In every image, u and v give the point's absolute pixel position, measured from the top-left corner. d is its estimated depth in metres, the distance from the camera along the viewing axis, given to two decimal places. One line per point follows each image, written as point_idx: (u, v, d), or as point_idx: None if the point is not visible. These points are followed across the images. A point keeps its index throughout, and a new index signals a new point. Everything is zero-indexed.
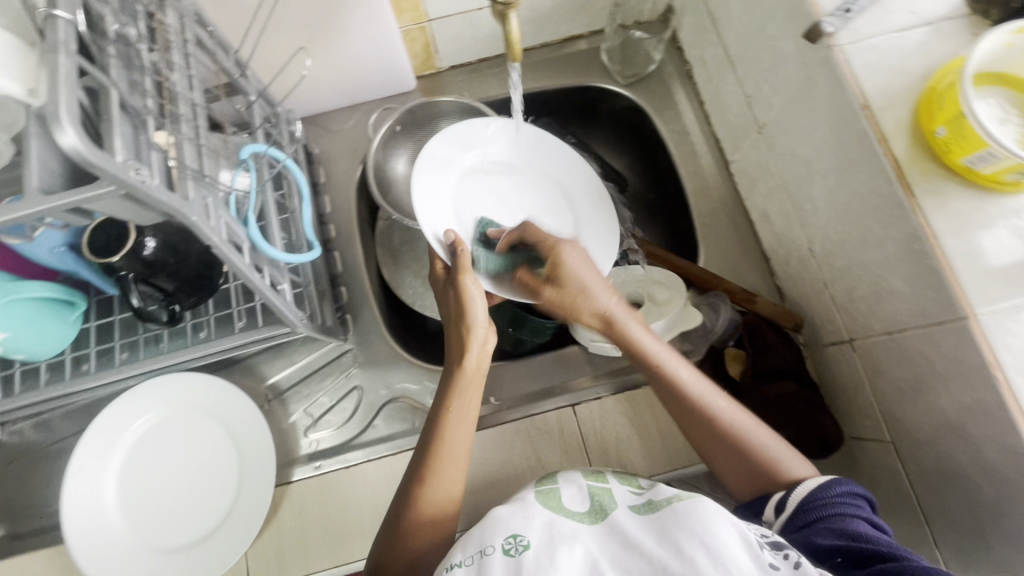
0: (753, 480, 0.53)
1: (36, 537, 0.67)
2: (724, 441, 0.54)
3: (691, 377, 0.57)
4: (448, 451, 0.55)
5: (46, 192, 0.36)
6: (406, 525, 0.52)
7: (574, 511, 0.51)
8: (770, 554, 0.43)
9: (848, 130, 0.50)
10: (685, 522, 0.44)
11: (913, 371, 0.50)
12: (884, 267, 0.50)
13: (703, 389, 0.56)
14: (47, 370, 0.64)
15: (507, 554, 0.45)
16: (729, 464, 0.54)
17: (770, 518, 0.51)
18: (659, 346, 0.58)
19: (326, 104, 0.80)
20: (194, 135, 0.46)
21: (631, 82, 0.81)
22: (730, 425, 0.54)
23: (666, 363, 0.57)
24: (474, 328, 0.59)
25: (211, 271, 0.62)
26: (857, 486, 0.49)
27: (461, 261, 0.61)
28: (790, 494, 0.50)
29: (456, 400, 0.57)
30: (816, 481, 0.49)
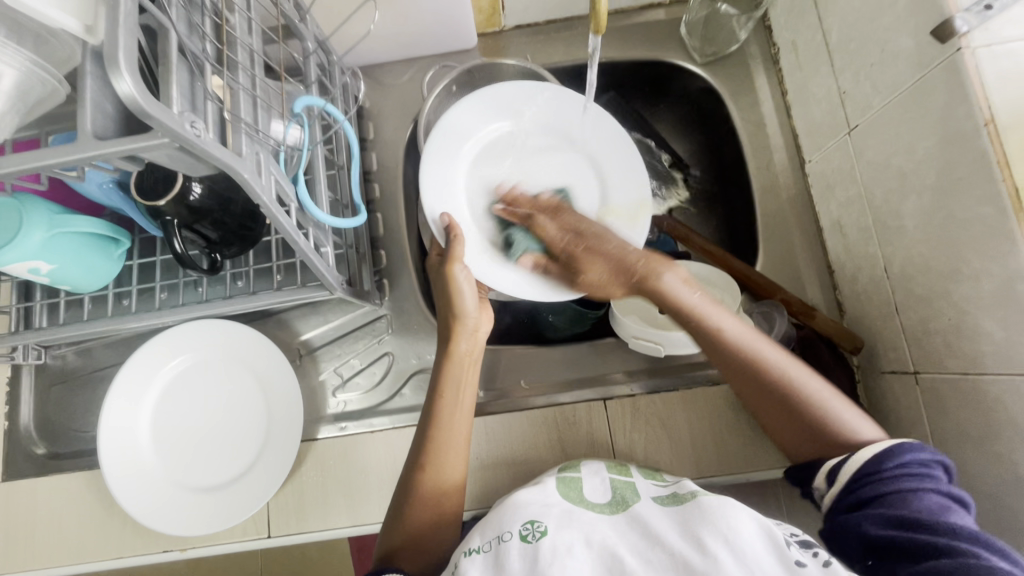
0: (809, 441, 0.51)
1: (72, 459, 0.70)
2: (777, 399, 0.52)
3: (735, 327, 0.54)
4: (446, 435, 0.55)
5: (99, 137, 0.34)
6: (411, 505, 0.53)
7: (593, 502, 0.49)
8: (798, 551, 0.39)
9: (964, 147, 0.45)
10: (709, 517, 0.41)
11: (987, 418, 0.46)
12: (976, 304, 0.46)
13: (755, 343, 0.53)
14: (90, 302, 0.67)
15: (523, 540, 0.43)
16: (784, 424, 0.52)
17: (821, 485, 0.49)
18: (705, 298, 0.54)
19: (383, 55, 0.77)
20: (250, 85, 0.44)
21: (709, 61, 0.74)
22: (784, 381, 0.52)
23: (707, 316, 0.53)
24: (462, 320, 0.59)
25: (254, 222, 0.60)
26: (925, 455, 0.45)
27: (453, 251, 0.58)
28: (843, 465, 0.47)
29: (449, 389, 0.57)
30: (878, 448, 0.46)
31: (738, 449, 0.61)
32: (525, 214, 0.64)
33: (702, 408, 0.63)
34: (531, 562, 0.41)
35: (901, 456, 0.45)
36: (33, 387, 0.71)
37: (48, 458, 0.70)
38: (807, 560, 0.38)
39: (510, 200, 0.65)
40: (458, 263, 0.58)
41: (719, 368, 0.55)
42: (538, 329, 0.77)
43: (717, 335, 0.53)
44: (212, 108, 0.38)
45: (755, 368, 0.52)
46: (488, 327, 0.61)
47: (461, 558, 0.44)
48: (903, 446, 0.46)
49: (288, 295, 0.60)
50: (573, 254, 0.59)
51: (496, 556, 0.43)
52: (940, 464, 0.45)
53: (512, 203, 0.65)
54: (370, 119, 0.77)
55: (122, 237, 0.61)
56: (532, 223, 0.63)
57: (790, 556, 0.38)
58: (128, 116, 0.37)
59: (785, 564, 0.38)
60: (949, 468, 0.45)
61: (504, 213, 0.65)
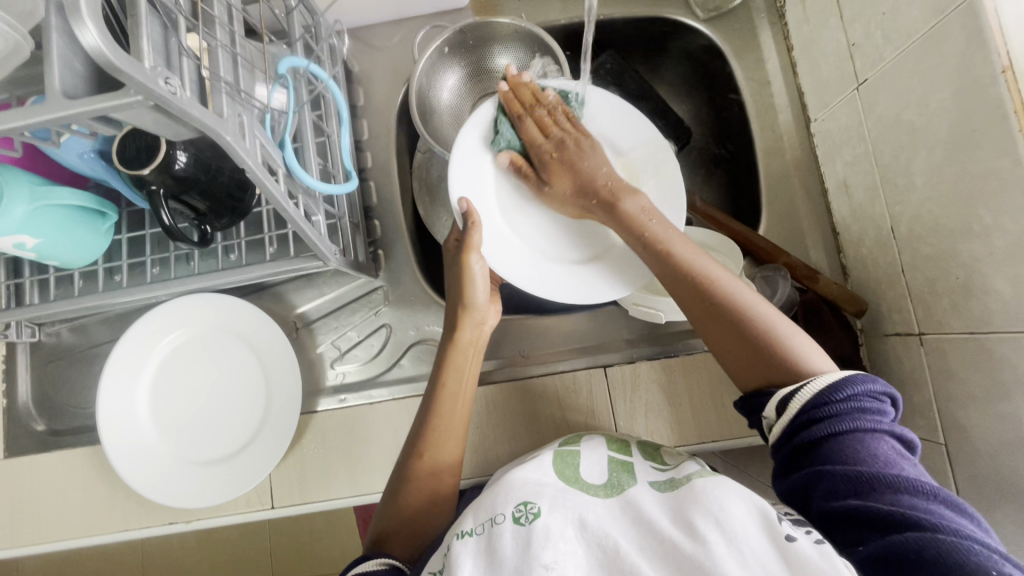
0: (759, 366, 0.48)
1: (71, 436, 0.70)
2: (726, 323, 0.50)
3: (687, 251, 0.53)
4: (447, 421, 0.55)
5: (69, 97, 0.33)
6: (408, 487, 0.53)
7: (589, 484, 0.47)
8: (790, 526, 0.38)
9: (979, 97, 0.43)
10: (702, 500, 0.41)
11: (992, 377, 0.46)
12: (986, 262, 0.45)
13: (706, 264, 0.52)
14: (81, 278, 0.65)
15: (516, 522, 0.41)
16: (731, 349, 0.50)
17: (770, 415, 0.46)
18: (661, 225, 0.54)
19: (372, 16, 0.74)
20: (230, 43, 0.42)
21: (711, 17, 0.71)
22: (735, 307, 0.50)
23: (663, 237, 0.53)
24: (470, 309, 0.58)
25: (243, 193, 0.58)
26: (874, 389, 0.44)
27: (470, 240, 0.56)
28: (795, 395, 0.45)
29: (452, 377, 0.56)
30: (829, 378, 0.44)
31: (740, 415, 0.61)
32: (523, 105, 0.60)
33: (703, 374, 0.62)
34: (524, 544, 0.40)
35: (850, 390, 0.43)
36: (28, 365, 0.71)
37: (47, 435, 0.70)
38: (798, 535, 0.37)
39: (513, 87, 0.61)
40: (474, 253, 0.57)
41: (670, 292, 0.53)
42: (536, 298, 0.75)
43: (671, 258, 0.52)
44: (188, 65, 0.36)
45: (703, 291, 0.51)
46: (493, 321, 0.61)
47: (453, 542, 0.43)
48: (855, 378, 0.44)
49: (280, 268, 0.58)
50: (549, 157, 0.59)
51: (487, 540, 0.41)
52: (889, 398, 0.45)
53: (515, 91, 0.60)
54: (360, 84, 0.74)
55: (109, 210, 0.59)
56: (521, 121, 0.60)
57: (781, 532, 0.37)
58: (101, 75, 0.35)
59: (775, 540, 0.37)
60: (896, 403, 0.45)
61: (505, 96, 0.60)
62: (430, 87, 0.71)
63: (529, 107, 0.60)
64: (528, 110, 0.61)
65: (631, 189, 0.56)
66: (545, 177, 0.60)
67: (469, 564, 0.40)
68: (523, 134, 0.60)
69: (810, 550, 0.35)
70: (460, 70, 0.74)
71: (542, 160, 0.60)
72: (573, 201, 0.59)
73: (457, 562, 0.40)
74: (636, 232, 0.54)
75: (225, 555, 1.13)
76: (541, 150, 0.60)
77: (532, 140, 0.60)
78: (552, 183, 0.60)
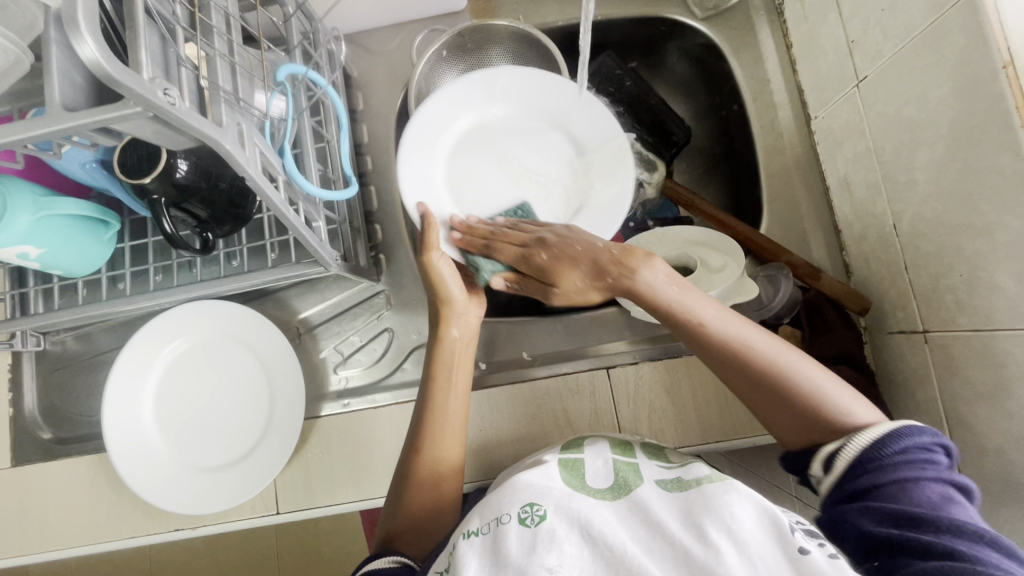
0: (801, 429, 0.47)
1: (78, 444, 0.70)
2: (763, 387, 0.48)
3: (715, 316, 0.51)
4: (440, 417, 0.55)
5: (69, 109, 0.33)
6: (410, 487, 0.53)
7: (595, 488, 0.47)
8: (803, 539, 0.38)
9: (980, 93, 0.43)
10: (713, 506, 0.40)
11: (997, 374, 0.46)
12: (990, 258, 0.44)
13: (734, 327, 0.50)
14: (85, 287, 0.66)
15: (522, 523, 0.41)
16: (771, 413, 0.48)
17: (817, 472, 0.45)
18: (680, 291, 0.52)
19: (369, 21, 0.74)
20: (228, 51, 0.42)
21: (709, 16, 0.71)
22: (768, 368, 0.48)
23: (686, 304, 0.52)
24: (449, 305, 0.58)
25: (245, 201, 0.59)
26: (926, 437, 0.42)
27: (428, 240, 0.57)
28: (840, 452, 0.43)
29: (441, 372, 0.57)
30: (878, 431, 0.43)
31: (744, 414, 0.61)
32: (484, 237, 0.59)
33: (707, 374, 0.62)
34: (529, 545, 0.40)
35: (899, 440, 0.42)
36: (34, 374, 0.72)
37: (54, 443, 0.70)
38: (811, 548, 0.37)
39: (466, 225, 0.60)
40: (435, 250, 0.57)
41: (700, 357, 0.52)
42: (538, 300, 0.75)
43: (699, 328, 0.51)
44: (187, 75, 0.37)
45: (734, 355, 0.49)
46: (478, 311, 0.60)
47: (459, 541, 0.43)
48: (903, 429, 0.43)
49: (282, 273, 0.58)
50: (545, 263, 0.56)
51: (493, 538, 0.41)
52: (942, 447, 0.43)
53: (469, 227, 0.60)
54: (359, 89, 0.74)
55: (112, 219, 0.59)
56: (494, 243, 0.59)
57: (794, 544, 0.37)
58: (99, 86, 0.35)
59: (788, 553, 0.37)
60: (951, 451, 0.43)
61: (461, 242, 0.60)
62: (429, 90, 0.72)
63: (492, 237, 0.59)
64: (490, 238, 0.59)
65: (647, 258, 0.53)
66: (550, 281, 0.57)
67: (474, 563, 0.40)
68: (503, 259, 0.58)
69: (824, 563, 0.35)
70: (459, 73, 0.74)
71: (539, 271, 0.57)
72: (590, 286, 0.55)
73: (463, 560, 0.40)
74: (658, 303, 0.52)
75: (232, 560, 1.13)
76: (527, 261, 0.57)
77: (518, 258, 0.57)
78: (564, 287, 0.56)
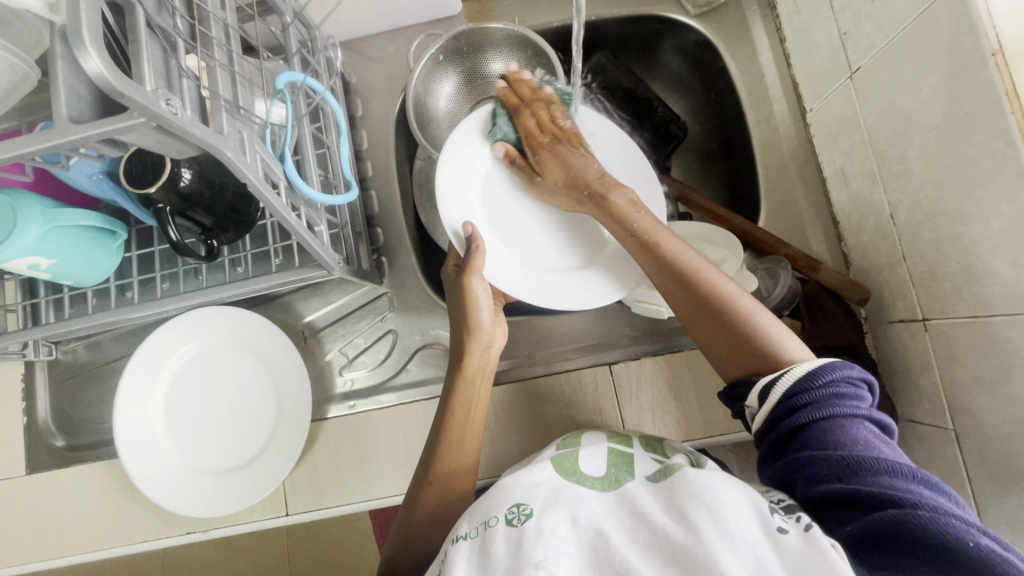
0: (740, 357, 0.48)
1: (91, 451, 0.72)
2: (711, 318, 0.50)
3: (676, 244, 0.53)
4: (458, 439, 0.56)
5: (76, 122, 0.34)
6: (421, 494, 0.54)
7: (587, 476, 0.48)
8: (780, 518, 0.39)
9: (970, 81, 0.43)
10: (693, 488, 0.41)
11: (997, 361, 0.46)
12: (985, 245, 0.45)
13: (689, 254, 0.52)
14: (94, 296, 0.67)
15: (508, 523, 0.41)
16: (717, 343, 0.50)
17: (753, 404, 0.46)
18: (649, 219, 0.55)
19: (367, 28, 0.75)
20: (227, 62, 0.43)
21: (702, 13, 0.72)
22: (723, 298, 0.50)
23: (654, 233, 0.54)
24: (476, 334, 0.57)
25: (247, 207, 0.60)
26: (854, 371, 0.44)
27: (474, 262, 0.57)
28: (775, 384, 0.45)
29: (462, 405, 0.57)
30: (810, 366, 0.44)
31: None
32: (520, 100, 0.64)
33: (707, 368, 0.62)
34: (515, 545, 0.39)
35: (828, 376, 0.43)
36: (46, 383, 0.73)
37: (67, 450, 0.71)
38: (789, 526, 0.38)
39: (512, 86, 0.65)
40: (478, 276, 0.57)
41: (656, 283, 0.54)
42: None
43: (657, 255, 0.53)
44: (189, 85, 0.37)
45: (692, 281, 0.51)
46: (501, 341, 0.60)
47: (449, 547, 0.43)
48: (834, 364, 0.44)
49: (286, 277, 0.59)
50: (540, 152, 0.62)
51: (481, 542, 0.41)
52: (867, 381, 0.44)
53: (513, 87, 0.65)
54: (358, 94, 0.75)
55: (119, 229, 0.61)
56: (518, 113, 0.64)
57: (772, 524, 0.38)
58: (103, 98, 0.36)
59: (767, 531, 0.37)
60: (873, 385, 0.45)
61: (503, 92, 0.65)
62: (426, 94, 0.72)
63: (527, 104, 0.64)
64: (522, 104, 0.64)
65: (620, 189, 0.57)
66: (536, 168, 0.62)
67: (463, 567, 0.40)
68: (518, 126, 0.63)
69: (800, 542, 0.36)
70: (456, 76, 0.74)
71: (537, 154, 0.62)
72: (566, 192, 0.60)
73: (452, 564, 0.40)
74: (627, 227, 0.55)
75: (242, 565, 1.14)
76: (534, 138, 0.62)
77: (528, 134, 0.63)
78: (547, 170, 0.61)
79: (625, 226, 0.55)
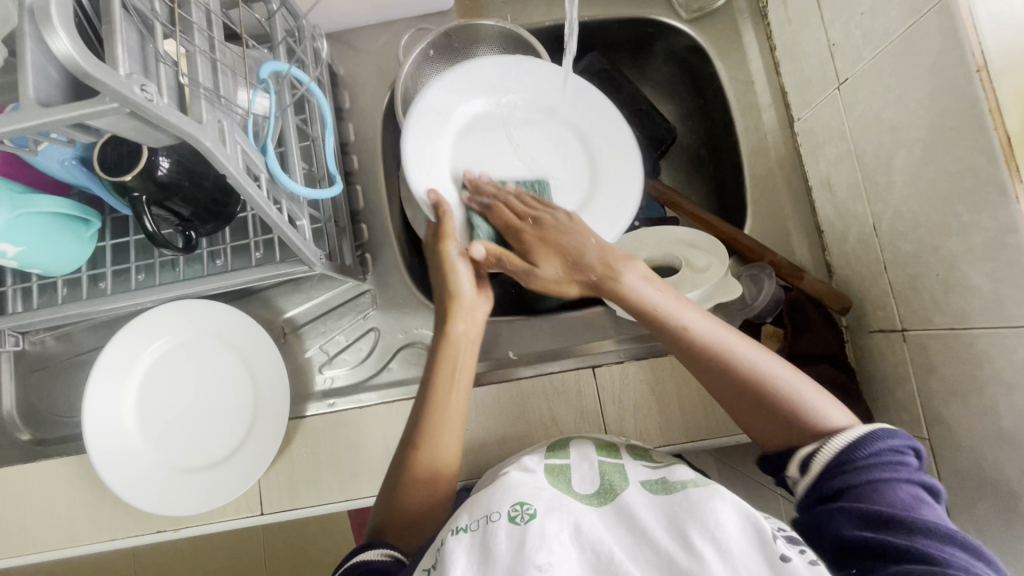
0: (775, 424, 0.48)
1: (57, 445, 0.70)
2: (744, 388, 0.49)
3: (698, 321, 0.52)
4: (441, 415, 0.55)
5: (45, 105, 0.32)
6: (403, 485, 0.52)
7: (579, 492, 0.47)
8: (784, 545, 0.38)
9: (954, 96, 0.44)
10: (699, 512, 0.40)
11: (972, 373, 0.47)
12: (965, 258, 0.45)
13: (712, 329, 0.52)
14: (65, 286, 0.65)
15: (512, 521, 0.41)
16: (750, 413, 0.49)
17: (794, 475, 0.46)
18: (666, 295, 0.54)
19: (356, 19, 0.74)
20: (208, 48, 0.42)
21: (695, 18, 0.72)
22: (747, 367, 0.50)
23: (670, 310, 0.53)
24: (458, 300, 0.58)
25: (228, 198, 0.58)
26: (899, 438, 0.44)
27: (446, 227, 0.58)
28: (816, 454, 0.44)
29: (444, 370, 0.56)
30: (851, 436, 0.44)
31: (728, 414, 0.61)
32: (489, 196, 0.60)
33: (691, 373, 0.63)
34: (518, 544, 0.39)
35: (873, 444, 0.43)
36: (13, 374, 0.71)
37: (33, 444, 0.69)
38: (792, 555, 0.37)
39: (477, 180, 0.61)
40: (451, 240, 0.58)
41: (680, 358, 0.53)
42: (525, 300, 0.75)
43: (679, 330, 0.52)
44: (165, 71, 0.36)
45: (716, 354, 0.50)
46: (487, 308, 0.60)
47: (447, 537, 0.42)
48: (879, 432, 0.44)
49: (265, 271, 0.58)
50: (530, 241, 0.58)
51: (483, 536, 0.41)
52: (915, 450, 0.44)
53: (479, 180, 0.61)
54: (346, 87, 0.74)
55: (92, 217, 0.59)
56: (491, 206, 0.60)
57: (776, 551, 0.37)
58: (75, 81, 0.35)
59: (770, 559, 0.37)
60: (920, 453, 0.44)
61: (468, 198, 0.60)
62: (415, 90, 0.71)
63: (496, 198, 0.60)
64: (496, 199, 0.60)
65: (632, 262, 0.56)
66: (528, 262, 0.58)
67: (462, 561, 0.39)
68: (494, 221, 0.59)
69: (805, 571, 0.35)
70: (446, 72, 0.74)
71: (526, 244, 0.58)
72: (567, 277, 0.57)
73: (451, 558, 0.39)
74: (640, 305, 0.54)
75: (217, 562, 1.12)
76: (517, 232, 0.58)
77: (506, 226, 0.59)
78: (546, 266, 0.58)
79: (637, 305, 0.54)
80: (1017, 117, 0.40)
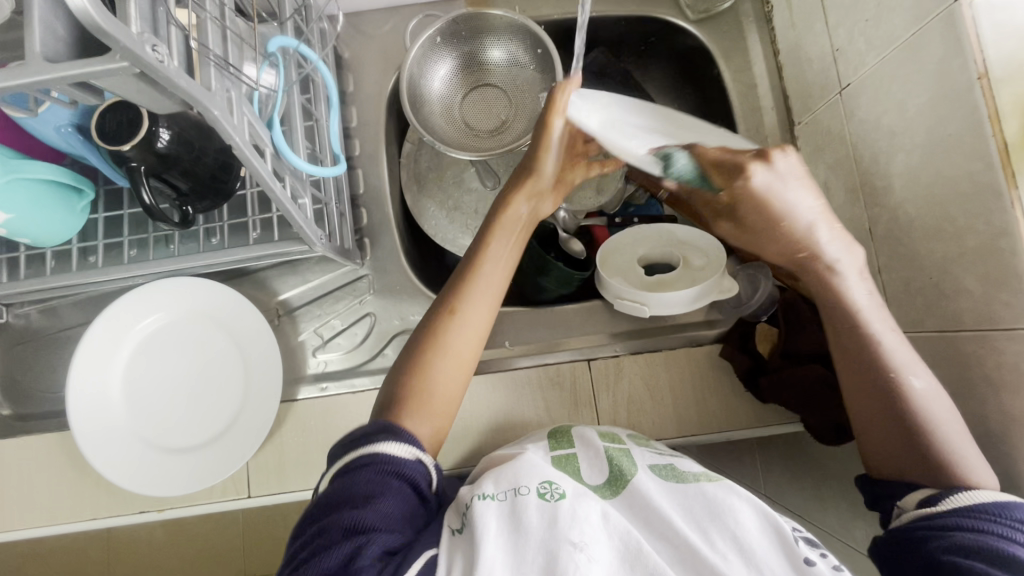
0: (916, 461, 0.46)
1: (37, 421, 0.68)
2: (902, 421, 0.46)
3: (895, 343, 0.48)
4: (483, 282, 0.55)
5: (50, 61, 0.32)
6: (431, 359, 0.51)
7: (591, 485, 0.46)
8: (806, 548, 0.39)
9: (955, 103, 0.45)
10: (716, 510, 0.42)
11: (962, 375, 0.48)
12: (956, 263, 0.47)
13: (904, 355, 0.48)
14: (53, 258, 0.63)
15: (541, 497, 0.42)
16: (889, 446, 0.47)
17: (907, 505, 0.45)
18: (868, 299, 0.50)
19: (363, 2, 0.73)
20: (219, 16, 0.41)
21: (701, 19, 0.73)
22: (915, 409, 0.46)
23: (848, 290, 0.50)
24: (536, 177, 0.58)
25: (228, 174, 0.57)
26: None
27: (556, 101, 0.54)
28: (949, 495, 0.43)
29: (497, 241, 0.57)
30: (992, 498, 0.42)
31: (719, 410, 0.62)
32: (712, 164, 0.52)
33: (684, 368, 0.63)
34: (551, 521, 0.40)
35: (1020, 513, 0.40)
36: None
37: (12, 420, 0.67)
38: (816, 559, 0.39)
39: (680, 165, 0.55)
40: (560, 116, 0.55)
41: (847, 367, 0.49)
42: (523, 291, 0.76)
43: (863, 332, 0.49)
44: (176, 34, 0.35)
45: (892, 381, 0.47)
46: (549, 207, 0.61)
47: (474, 502, 0.42)
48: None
49: (263, 250, 0.57)
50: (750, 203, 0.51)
51: (512, 507, 0.41)
52: None
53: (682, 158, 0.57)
54: (350, 70, 0.74)
55: (85, 187, 0.57)
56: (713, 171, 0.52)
57: (800, 553, 0.39)
58: (82, 39, 0.34)
59: (794, 562, 0.38)
60: None
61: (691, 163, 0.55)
62: (420, 75, 0.71)
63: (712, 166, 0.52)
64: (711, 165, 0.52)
65: (851, 255, 0.50)
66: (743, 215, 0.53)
67: (494, 525, 0.40)
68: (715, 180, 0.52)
69: None
70: (451, 59, 0.73)
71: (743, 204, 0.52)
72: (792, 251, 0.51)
73: (482, 522, 0.40)
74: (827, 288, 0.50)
75: (194, 549, 1.10)
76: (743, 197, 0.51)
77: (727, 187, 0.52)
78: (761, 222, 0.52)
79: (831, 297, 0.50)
80: (1015, 125, 0.41)
